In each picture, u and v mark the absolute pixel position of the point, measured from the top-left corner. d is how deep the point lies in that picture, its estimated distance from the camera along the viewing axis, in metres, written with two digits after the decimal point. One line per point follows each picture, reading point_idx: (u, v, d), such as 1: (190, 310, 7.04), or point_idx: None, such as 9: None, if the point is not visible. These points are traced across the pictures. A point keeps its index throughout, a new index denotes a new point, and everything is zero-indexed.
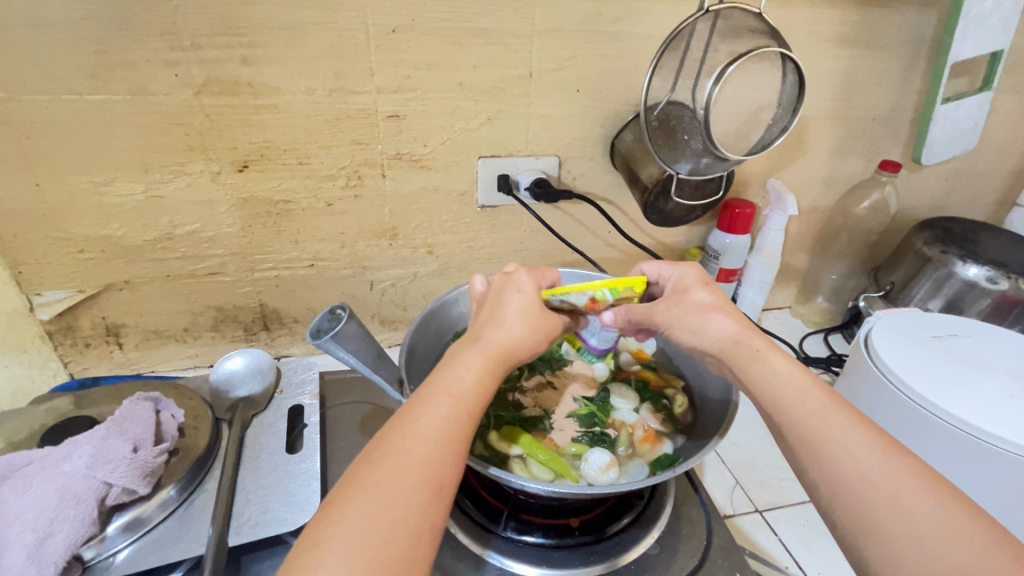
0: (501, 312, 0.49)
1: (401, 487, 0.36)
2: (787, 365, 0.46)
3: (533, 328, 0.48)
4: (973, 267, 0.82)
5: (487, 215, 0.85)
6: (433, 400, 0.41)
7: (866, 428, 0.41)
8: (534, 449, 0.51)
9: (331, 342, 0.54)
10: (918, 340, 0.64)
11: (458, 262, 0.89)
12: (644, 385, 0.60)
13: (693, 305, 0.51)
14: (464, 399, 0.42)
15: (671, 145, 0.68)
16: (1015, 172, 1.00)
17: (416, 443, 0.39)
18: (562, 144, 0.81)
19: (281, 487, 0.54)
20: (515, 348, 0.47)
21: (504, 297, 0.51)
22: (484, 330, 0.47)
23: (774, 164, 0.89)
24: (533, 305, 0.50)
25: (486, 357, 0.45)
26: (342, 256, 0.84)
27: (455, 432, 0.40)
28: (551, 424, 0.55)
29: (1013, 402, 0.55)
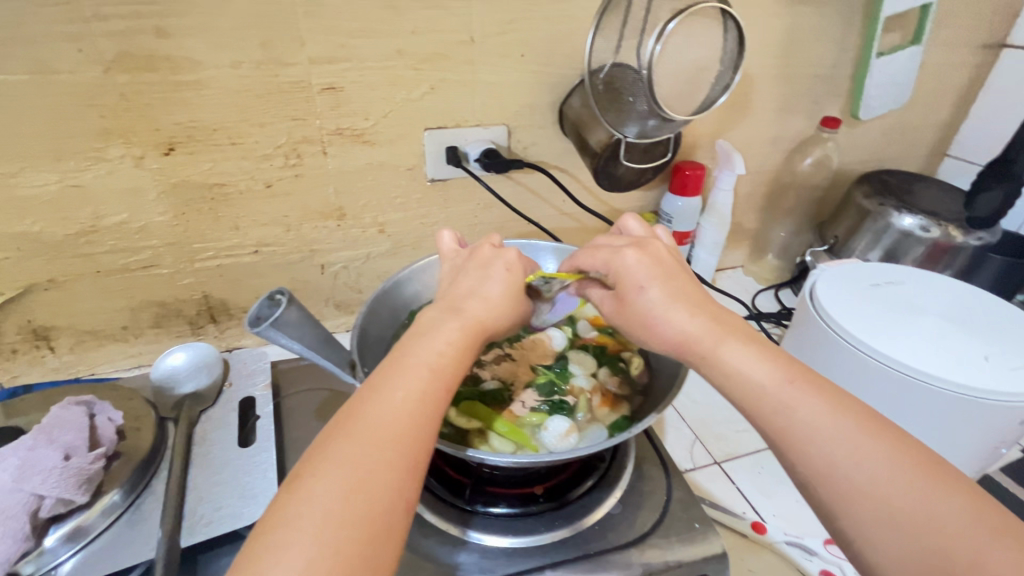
0: (484, 281, 0.49)
1: (375, 461, 0.36)
2: (744, 356, 0.44)
3: (513, 301, 0.49)
4: (908, 217, 0.87)
5: (438, 189, 0.83)
6: (407, 375, 0.41)
7: (833, 411, 0.40)
8: (493, 422, 0.50)
9: (272, 327, 0.51)
10: (857, 290, 0.66)
11: (411, 239, 0.87)
12: (602, 349, 0.59)
13: (640, 314, 0.48)
14: (439, 373, 0.42)
15: (618, 109, 0.66)
16: (946, 124, 1.04)
17: (391, 419, 0.38)
18: (510, 112, 0.79)
19: (235, 482, 0.52)
20: (491, 317, 0.47)
21: (468, 276, 0.50)
22: (459, 303, 0.47)
23: (721, 125, 0.90)
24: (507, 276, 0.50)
25: (462, 327, 0.45)
26: (289, 240, 0.80)
27: (428, 406, 0.40)
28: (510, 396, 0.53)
29: (941, 340, 0.59)
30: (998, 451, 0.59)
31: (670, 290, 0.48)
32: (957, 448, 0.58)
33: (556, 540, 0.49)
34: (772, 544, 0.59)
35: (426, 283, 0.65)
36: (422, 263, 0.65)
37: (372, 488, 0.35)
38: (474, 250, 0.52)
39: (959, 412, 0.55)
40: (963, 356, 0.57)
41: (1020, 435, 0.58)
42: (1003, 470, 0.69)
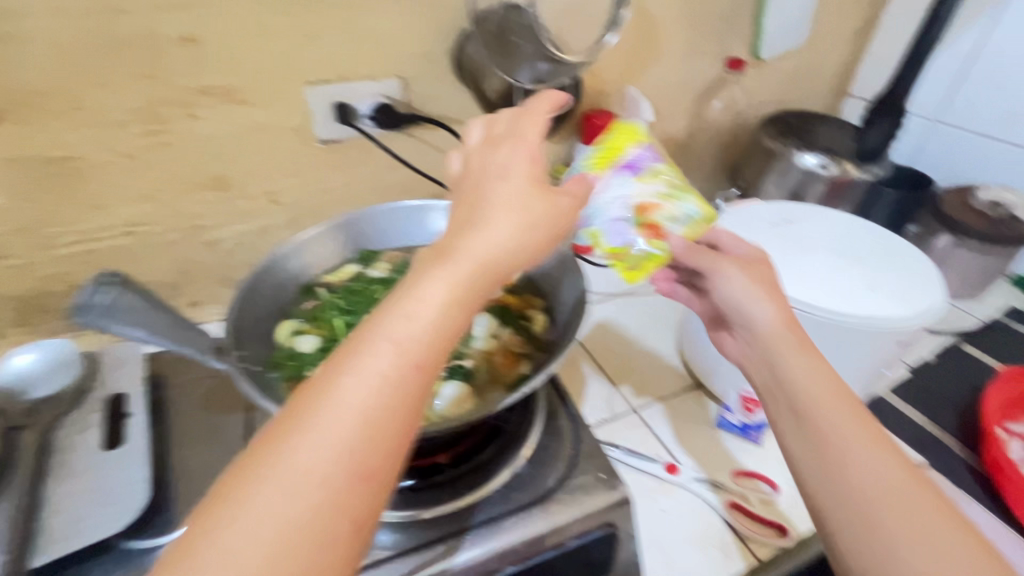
0: (484, 202, 0.35)
1: (323, 466, 0.26)
2: (801, 364, 0.45)
3: (519, 226, 0.34)
4: (808, 156, 0.89)
5: (332, 151, 0.76)
6: (379, 347, 0.29)
7: (877, 439, 0.40)
8: None
9: (103, 311, 0.46)
10: (757, 230, 0.67)
11: (309, 208, 0.80)
12: (504, 308, 0.57)
13: (751, 277, 0.51)
14: (421, 342, 0.30)
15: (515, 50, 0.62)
16: (845, 63, 1.07)
17: (351, 411, 0.27)
18: (402, 63, 0.73)
19: (99, 488, 0.47)
20: (502, 251, 0.33)
21: (492, 187, 0.35)
22: (458, 238, 0.33)
23: (628, 69, 0.87)
24: (532, 190, 0.35)
25: (459, 272, 0.31)
26: (166, 217, 0.72)
27: (404, 390, 0.29)
28: None
29: (827, 275, 0.61)
30: (879, 372, 0.63)
31: (768, 272, 0.52)
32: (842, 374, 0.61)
33: (463, 506, 0.48)
34: (683, 482, 0.61)
35: (310, 258, 0.59)
36: (304, 237, 0.59)
37: (320, 500, 0.26)
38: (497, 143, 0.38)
39: (843, 341, 0.58)
40: (846, 288, 0.59)
41: (896, 356, 0.61)
42: (893, 390, 0.74)
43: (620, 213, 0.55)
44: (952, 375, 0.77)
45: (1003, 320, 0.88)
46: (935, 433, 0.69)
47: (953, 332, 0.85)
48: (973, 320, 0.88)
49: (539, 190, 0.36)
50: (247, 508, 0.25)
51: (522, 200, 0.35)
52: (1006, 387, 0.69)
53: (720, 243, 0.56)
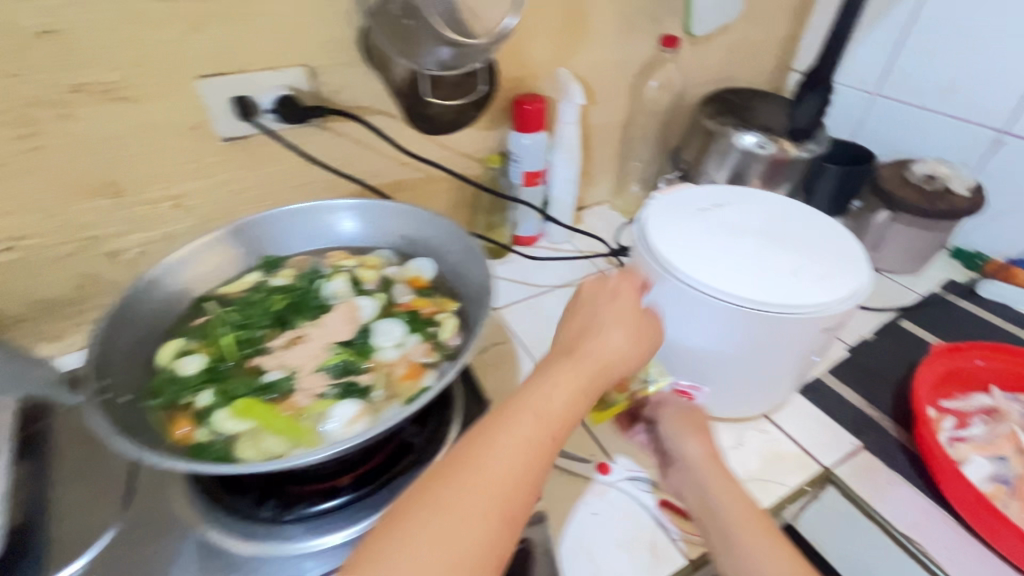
0: (594, 319, 0.52)
1: (485, 504, 0.39)
2: (716, 483, 0.53)
3: (626, 335, 0.51)
4: (747, 136, 0.86)
5: (237, 148, 0.70)
6: (533, 420, 0.43)
7: (779, 550, 0.48)
8: (267, 420, 0.42)
9: None
10: (686, 216, 0.63)
11: (220, 211, 0.74)
12: (413, 314, 0.53)
13: (692, 423, 0.60)
14: (555, 422, 0.44)
15: (408, 33, 0.56)
16: (787, 37, 1.04)
17: (509, 463, 0.41)
18: (306, 50, 0.67)
19: None
20: (610, 358, 0.49)
21: (607, 306, 0.53)
22: (583, 344, 0.49)
23: (559, 50, 0.83)
24: (631, 309, 0.53)
25: (585, 374, 0.47)
26: (53, 228, 0.65)
27: (535, 457, 0.42)
28: (295, 383, 0.45)
29: (757, 260, 0.58)
30: (810, 359, 0.61)
31: (699, 420, 0.60)
32: (773, 362, 0.59)
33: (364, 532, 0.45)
34: (614, 482, 0.60)
35: (195, 273, 0.54)
36: (188, 252, 0.53)
37: (480, 528, 0.38)
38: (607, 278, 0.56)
39: (772, 330, 0.55)
40: (776, 274, 0.56)
41: (826, 341, 0.60)
42: (831, 371, 0.74)
43: None
44: (889, 353, 0.76)
45: (943, 294, 0.87)
46: (871, 414, 0.68)
47: (892, 308, 0.84)
48: (913, 295, 0.87)
49: (635, 311, 0.53)
50: (428, 525, 0.37)
51: (623, 319, 0.52)
52: (942, 360, 0.68)
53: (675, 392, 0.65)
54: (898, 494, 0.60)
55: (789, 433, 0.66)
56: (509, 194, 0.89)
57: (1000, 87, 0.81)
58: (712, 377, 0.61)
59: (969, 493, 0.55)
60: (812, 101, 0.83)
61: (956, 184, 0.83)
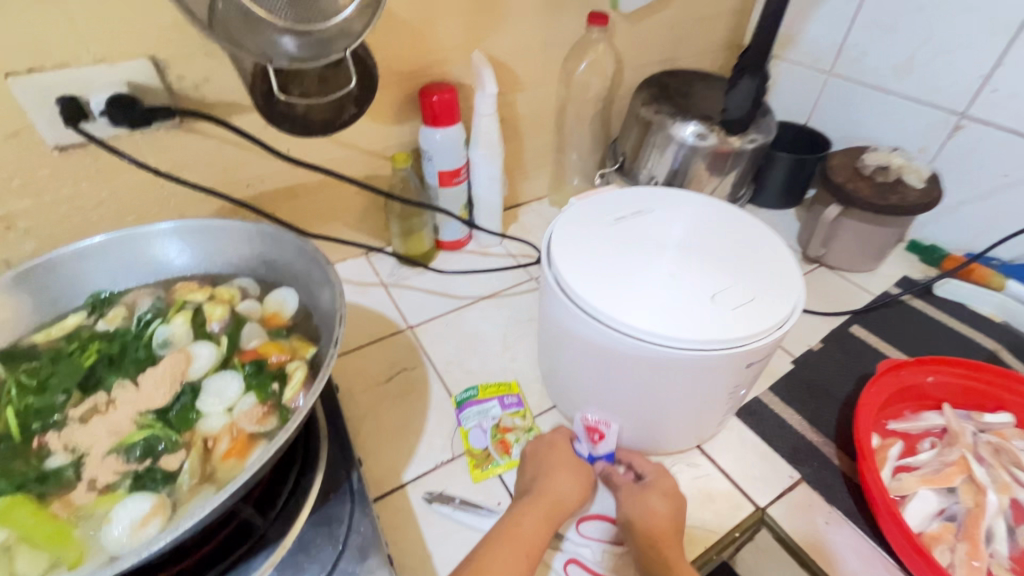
0: (541, 459, 0.56)
1: None
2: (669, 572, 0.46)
3: (572, 473, 0.54)
4: (684, 125, 0.77)
5: (76, 158, 0.59)
6: (511, 546, 0.47)
7: None
8: (27, 528, 0.33)
9: None
10: (598, 229, 0.55)
11: (68, 231, 0.63)
12: (258, 365, 0.44)
13: (639, 503, 0.52)
14: (529, 546, 0.47)
15: (234, 22, 0.46)
16: (738, 11, 0.95)
17: None
18: (144, 38, 0.55)
19: None
20: (560, 490, 0.52)
21: (547, 452, 0.56)
22: (536, 483, 0.53)
23: (471, 31, 0.72)
24: (569, 454, 0.56)
25: (541, 506, 0.51)
26: None
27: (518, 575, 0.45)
28: (81, 472, 0.36)
29: (674, 283, 0.49)
30: (738, 392, 0.53)
31: (657, 496, 0.52)
32: (694, 398, 0.51)
33: None
34: None
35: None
36: None
37: None
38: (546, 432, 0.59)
39: (689, 370, 0.47)
40: (693, 300, 0.48)
41: (756, 373, 0.52)
42: (773, 390, 0.66)
43: (481, 425, 0.62)
44: (836, 364, 0.70)
45: (898, 294, 0.81)
46: (813, 439, 0.62)
47: (843, 312, 0.77)
48: (867, 296, 0.80)
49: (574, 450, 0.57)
50: None
51: (566, 455, 0.56)
52: (884, 382, 0.61)
53: (637, 467, 0.56)
54: (836, 536, 0.54)
55: (721, 467, 0.59)
56: (425, 196, 0.79)
57: (959, 65, 0.73)
58: (631, 415, 0.54)
59: (905, 540, 0.49)
60: (745, 85, 0.73)
61: (909, 176, 0.76)
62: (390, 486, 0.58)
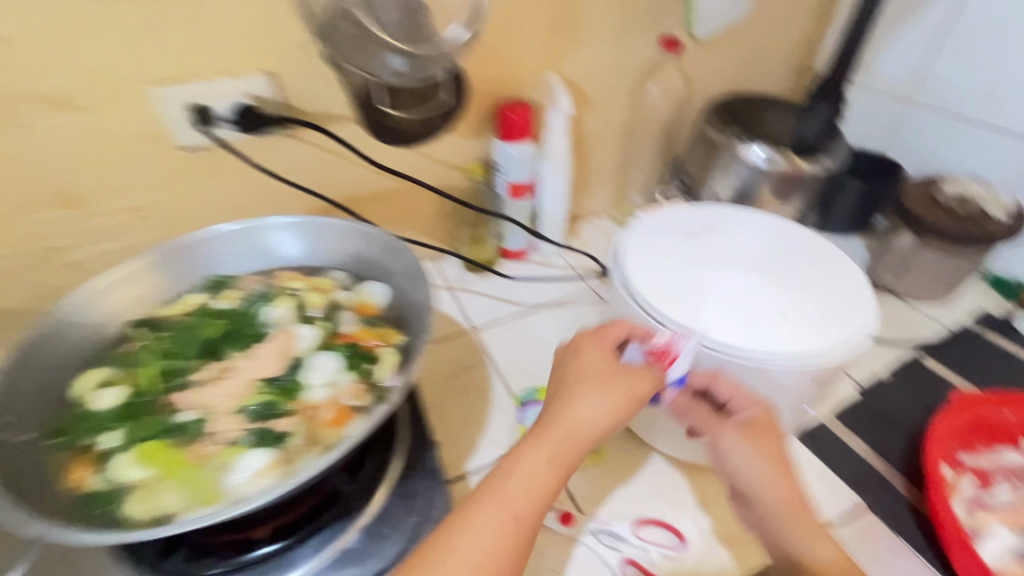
0: (563, 381, 0.48)
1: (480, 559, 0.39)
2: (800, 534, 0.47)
3: (602, 398, 0.46)
4: (754, 148, 0.78)
5: (198, 159, 0.67)
6: (495, 499, 0.42)
7: None
8: (166, 471, 0.39)
9: None
10: (667, 242, 0.57)
11: (185, 222, 0.71)
12: (352, 347, 0.48)
13: (748, 444, 0.49)
14: (526, 498, 0.42)
15: (353, 39, 0.53)
16: (810, 37, 0.95)
17: (501, 530, 0.40)
18: (266, 56, 0.63)
19: None
20: (575, 430, 0.45)
21: (568, 370, 0.48)
22: (550, 412, 0.46)
23: (548, 54, 0.77)
24: (598, 367, 0.47)
25: (545, 450, 0.44)
26: (11, 238, 0.64)
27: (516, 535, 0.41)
28: (208, 428, 0.42)
29: (743, 299, 0.51)
30: (802, 409, 0.54)
31: (768, 434, 0.49)
32: None
33: None
34: (577, 534, 0.54)
35: (127, 296, 0.51)
36: (119, 275, 0.51)
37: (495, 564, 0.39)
38: (576, 338, 0.50)
39: (755, 383, 0.49)
40: (761, 316, 0.50)
41: (820, 393, 0.52)
42: (838, 415, 0.66)
43: None
44: (905, 395, 0.68)
45: (975, 328, 0.78)
46: (878, 467, 0.60)
47: (913, 344, 0.75)
48: (941, 328, 0.78)
49: (609, 363, 0.48)
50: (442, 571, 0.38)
51: (602, 376, 0.47)
52: (958, 414, 0.59)
53: (718, 390, 0.49)
54: (900, 566, 0.53)
55: None
56: (494, 207, 0.83)
57: None
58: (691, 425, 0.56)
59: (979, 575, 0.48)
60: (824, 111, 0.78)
61: (991, 209, 0.74)
62: (453, 475, 0.61)
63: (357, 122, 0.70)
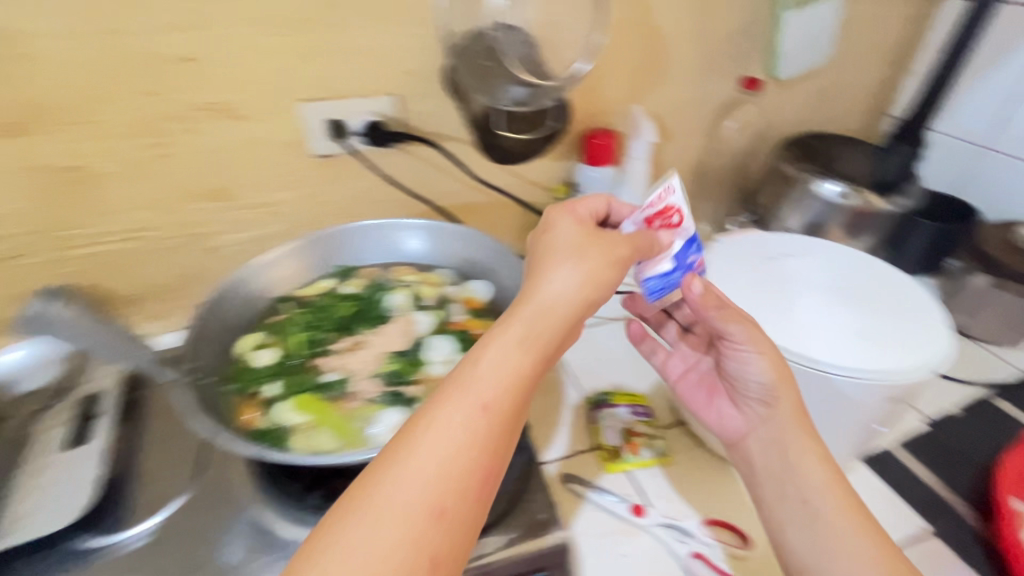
0: (542, 264, 0.45)
1: (447, 450, 0.36)
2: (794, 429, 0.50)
3: (582, 279, 0.43)
4: (828, 183, 0.83)
5: (327, 165, 0.77)
6: (461, 389, 0.38)
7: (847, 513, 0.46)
8: (319, 418, 0.47)
9: (46, 322, 0.56)
10: (748, 264, 0.62)
11: (306, 219, 0.81)
12: (463, 333, 0.56)
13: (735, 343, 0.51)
14: (497, 384, 0.38)
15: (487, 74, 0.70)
16: (884, 82, 0.99)
17: (468, 420, 0.37)
18: (395, 81, 0.73)
19: (48, 492, 0.48)
20: (548, 307, 0.42)
21: (543, 252, 0.45)
22: (525, 293, 0.43)
23: (636, 88, 0.84)
24: (576, 244, 0.45)
25: (515, 331, 0.40)
26: (168, 224, 0.74)
27: (485, 425, 0.37)
28: (350, 387, 0.50)
29: (822, 318, 0.55)
30: (875, 428, 0.57)
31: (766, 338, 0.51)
32: (832, 424, 0.56)
33: None
34: (648, 527, 0.58)
35: (275, 276, 0.60)
36: (271, 257, 0.59)
37: (461, 448, 0.36)
38: (548, 214, 0.49)
39: (834, 396, 0.53)
40: (840, 334, 0.54)
41: (894, 412, 0.56)
42: (903, 444, 0.67)
43: (614, 427, 0.68)
44: (974, 431, 0.69)
45: None
46: (945, 496, 0.62)
47: (984, 384, 0.76)
48: (1012, 370, 0.79)
49: (591, 246, 0.45)
50: (407, 463, 0.35)
51: (580, 252, 0.44)
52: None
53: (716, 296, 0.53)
54: None
55: None
56: None
57: None
58: None
59: None
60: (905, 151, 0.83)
61: None
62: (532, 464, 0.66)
63: (472, 143, 0.80)
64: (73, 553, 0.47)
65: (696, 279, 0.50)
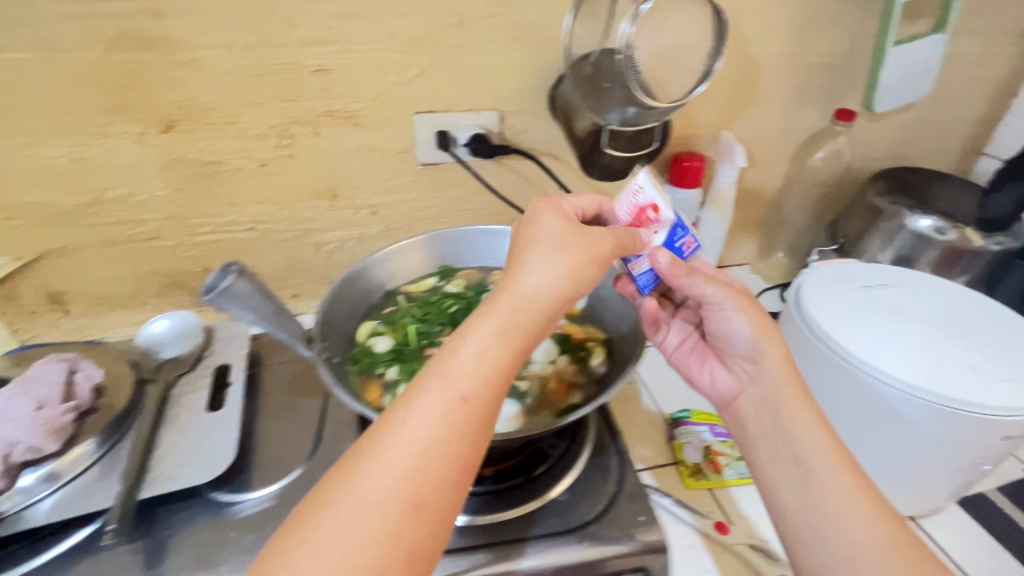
0: (523, 251, 0.44)
1: (428, 432, 0.35)
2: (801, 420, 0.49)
3: (563, 267, 0.43)
4: (923, 218, 0.81)
5: (429, 173, 0.82)
6: (443, 374, 0.38)
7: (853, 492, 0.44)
8: None
9: (224, 293, 0.54)
10: (848, 290, 0.62)
11: (403, 222, 0.86)
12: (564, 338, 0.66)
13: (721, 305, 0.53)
14: (484, 366, 0.38)
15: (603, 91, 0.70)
16: (982, 120, 0.97)
17: (450, 404, 0.36)
18: (501, 98, 0.78)
19: (192, 445, 0.54)
20: (529, 296, 0.41)
21: (523, 241, 0.45)
22: (507, 279, 0.43)
23: (727, 114, 0.86)
24: (558, 232, 0.45)
25: (494, 320, 0.40)
26: (282, 218, 0.81)
27: (465, 411, 0.36)
28: None
29: (930, 347, 0.55)
30: (980, 468, 0.55)
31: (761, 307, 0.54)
32: (937, 458, 0.54)
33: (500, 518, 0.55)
34: (733, 546, 0.58)
35: (391, 270, 0.64)
36: (388, 251, 0.64)
37: (441, 431, 0.35)
38: (533, 207, 0.48)
39: (943, 428, 0.52)
40: (950, 365, 0.53)
41: (1005, 453, 0.54)
42: (1002, 491, 0.65)
43: (697, 444, 0.68)
44: None
45: None
46: None
47: None
48: None
49: (571, 236, 0.45)
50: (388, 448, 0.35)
51: (558, 241, 0.44)
52: None
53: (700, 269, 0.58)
54: None
55: (941, 545, 0.59)
56: None
57: None
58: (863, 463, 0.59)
59: None
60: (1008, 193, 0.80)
61: None
62: None
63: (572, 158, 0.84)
64: (206, 505, 0.52)
65: (663, 251, 0.52)
